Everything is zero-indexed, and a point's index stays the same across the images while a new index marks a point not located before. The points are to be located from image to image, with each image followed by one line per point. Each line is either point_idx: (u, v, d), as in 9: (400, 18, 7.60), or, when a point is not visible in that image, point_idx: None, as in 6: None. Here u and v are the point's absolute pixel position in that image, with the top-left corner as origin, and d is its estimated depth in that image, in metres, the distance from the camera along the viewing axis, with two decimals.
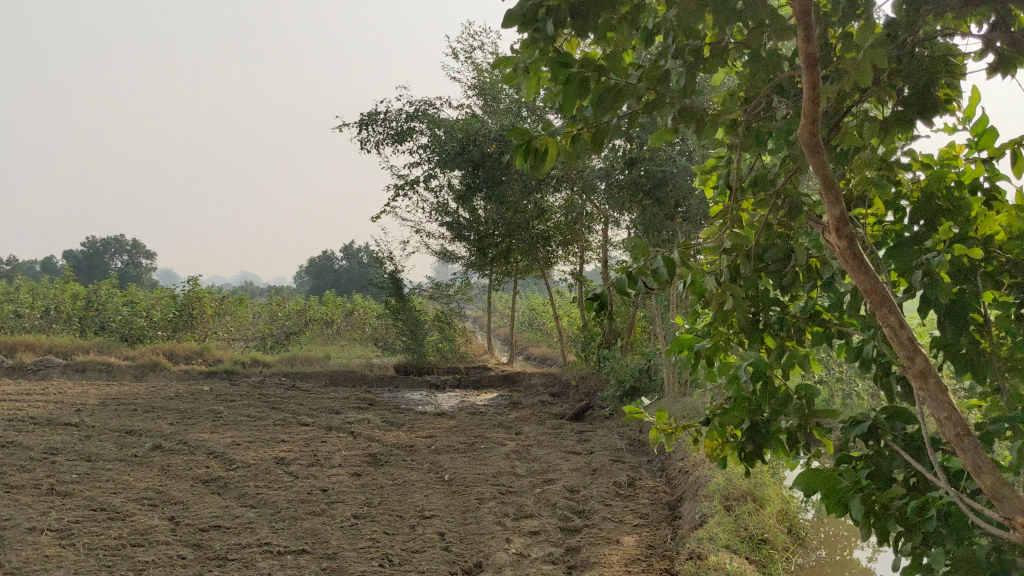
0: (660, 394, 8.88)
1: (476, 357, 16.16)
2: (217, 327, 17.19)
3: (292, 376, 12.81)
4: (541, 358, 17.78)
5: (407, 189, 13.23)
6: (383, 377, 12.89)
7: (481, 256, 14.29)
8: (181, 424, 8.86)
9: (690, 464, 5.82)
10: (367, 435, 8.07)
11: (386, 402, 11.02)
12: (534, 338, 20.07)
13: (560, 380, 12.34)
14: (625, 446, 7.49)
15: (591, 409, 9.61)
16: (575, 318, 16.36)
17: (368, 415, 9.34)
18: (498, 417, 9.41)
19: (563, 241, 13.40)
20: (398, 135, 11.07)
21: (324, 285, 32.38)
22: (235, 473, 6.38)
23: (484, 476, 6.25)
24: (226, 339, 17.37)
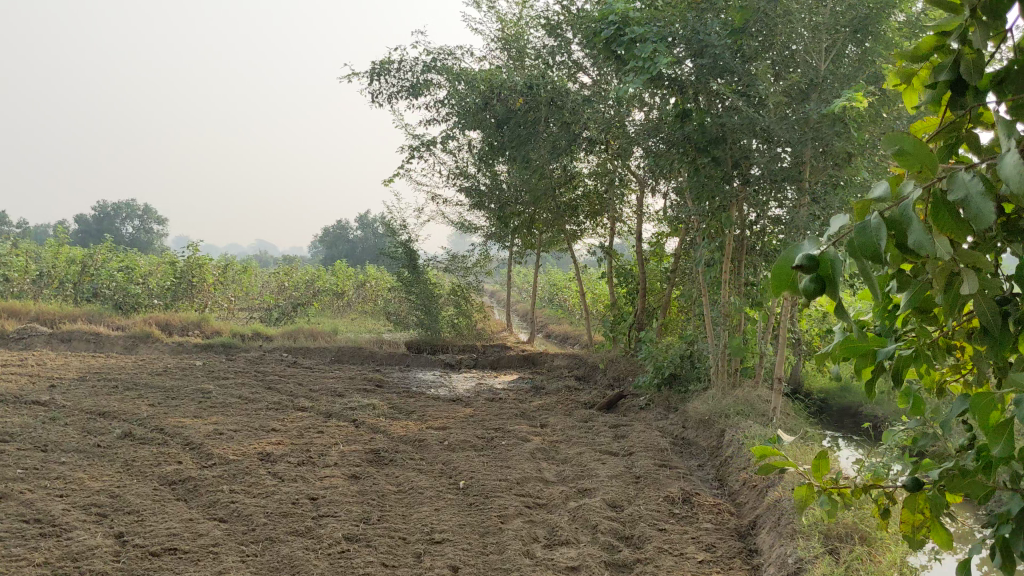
0: (705, 384, 7.81)
1: (494, 335, 15.13)
2: (219, 296, 16.20)
3: (295, 351, 11.81)
4: (564, 336, 16.74)
5: (423, 150, 12.15)
6: (393, 354, 11.88)
7: (502, 227, 13.23)
8: (162, 405, 7.85)
9: (761, 480, 4.76)
10: (371, 425, 7.05)
11: (395, 384, 9.99)
12: (555, 316, 19.00)
13: (586, 364, 11.28)
14: (669, 446, 6.44)
15: (624, 399, 8.56)
16: (601, 295, 15.28)
17: (373, 400, 8.31)
18: (519, 406, 8.37)
19: (592, 211, 12.31)
20: (414, 88, 9.98)
21: (337, 255, 31.48)
22: (209, 473, 5.34)
23: (506, 485, 5.21)
24: (229, 309, 16.38)
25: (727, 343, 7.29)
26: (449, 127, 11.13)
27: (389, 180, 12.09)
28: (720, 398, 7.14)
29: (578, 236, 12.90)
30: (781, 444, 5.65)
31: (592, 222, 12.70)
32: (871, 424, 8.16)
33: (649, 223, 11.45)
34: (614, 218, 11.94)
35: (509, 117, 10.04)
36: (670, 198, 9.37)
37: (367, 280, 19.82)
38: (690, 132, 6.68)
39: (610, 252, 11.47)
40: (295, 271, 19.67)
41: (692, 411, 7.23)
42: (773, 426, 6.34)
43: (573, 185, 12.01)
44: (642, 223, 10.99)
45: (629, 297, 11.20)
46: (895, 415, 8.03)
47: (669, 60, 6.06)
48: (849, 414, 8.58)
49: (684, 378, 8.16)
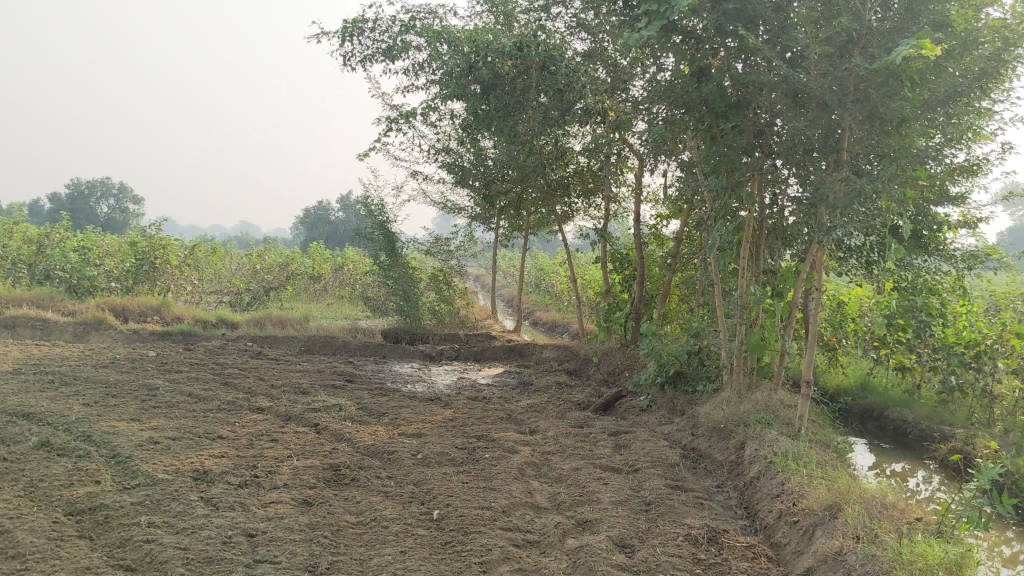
0: (716, 385, 6.91)
1: (479, 322, 14.21)
2: (184, 280, 15.18)
3: (261, 341, 10.83)
4: (552, 324, 15.87)
5: (402, 122, 11.17)
6: (368, 345, 10.92)
7: (488, 206, 12.28)
8: (98, 405, 6.88)
9: (805, 518, 3.83)
10: (335, 433, 6.10)
11: (369, 379, 9.05)
12: (542, 302, 18.11)
13: (579, 356, 10.37)
14: (681, 462, 5.53)
15: (623, 399, 7.65)
16: (593, 281, 14.39)
17: (341, 398, 7.37)
18: (505, 406, 7.45)
19: (585, 191, 11.38)
20: (390, 50, 9.01)
21: (318, 237, 30.49)
22: (129, 497, 4.38)
23: (489, 515, 4.27)
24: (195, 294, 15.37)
25: (744, 339, 6.37)
26: (430, 98, 10.16)
27: (364, 156, 11.09)
28: (736, 403, 6.23)
29: (568, 218, 11.97)
30: (818, 465, 4.73)
31: (585, 202, 11.77)
32: (898, 429, 7.28)
33: (648, 203, 10.53)
34: (608, 197, 11.02)
35: (495, 85, 9.05)
36: (675, 174, 8.44)
37: (345, 263, 18.86)
38: (708, 96, 5.72)
39: (604, 234, 10.53)
40: (269, 252, 18.69)
41: (704, 416, 6.33)
42: (803, 439, 5.44)
43: (565, 161, 11.06)
44: (640, 203, 10.07)
45: (625, 285, 10.29)
46: (928, 420, 7.15)
47: (688, 8, 5.08)
48: (872, 416, 7.71)
49: (691, 378, 7.25)
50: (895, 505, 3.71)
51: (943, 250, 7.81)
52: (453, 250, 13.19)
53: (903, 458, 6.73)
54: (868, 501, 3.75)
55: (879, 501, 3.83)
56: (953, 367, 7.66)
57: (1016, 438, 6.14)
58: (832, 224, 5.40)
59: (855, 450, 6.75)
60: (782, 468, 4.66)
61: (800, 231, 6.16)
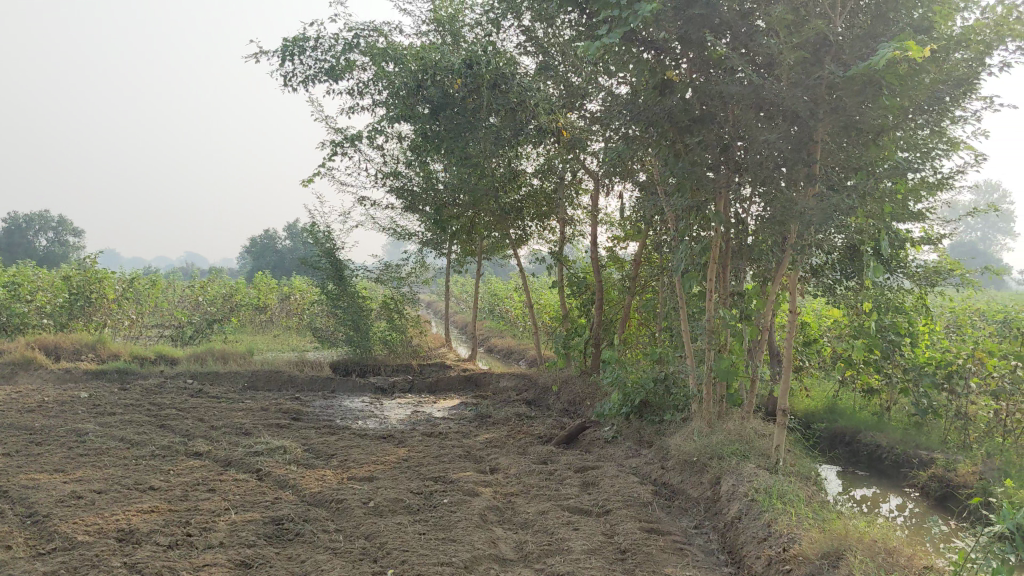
0: (685, 415, 6.55)
1: (432, 351, 13.77)
2: (123, 315, 14.53)
3: (202, 377, 10.27)
4: (508, 351, 15.48)
5: (347, 146, 10.74)
6: (316, 379, 10.42)
7: (439, 231, 11.87)
8: (20, 455, 6.32)
9: (799, 569, 3.45)
10: (278, 480, 5.61)
11: (317, 415, 8.56)
12: (496, 328, 17.70)
13: (537, 385, 9.96)
14: (654, 500, 5.14)
15: (587, 431, 7.26)
16: (549, 306, 14.03)
17: (287, 439, 6.89)
18: (462, 442, 7.02)
19: (539, 213, 11.04)
20: (334, 69, 8.60)
21: (265, 267, 29.83)
22: (42, 565, 3.87)
23: (450, 572, 3.83)
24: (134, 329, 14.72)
25: (714, 366, 6.01)
26: (377, 121, 9.75)
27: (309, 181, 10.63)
28: (708, 434, 5.87)
29: (522, 242, 11.62)
30: (805, 502, 4.38)
31: (539, 225, 11.41)
32: (873, 455, 6.98)
33: (605, 224, 10.21)
34: (563, 220, 10.68)
35: (443, 104, 8.66)
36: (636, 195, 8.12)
37: (293, 293, 18.30)
38: (671, 109, 5.38)
39: (560, 258, 10.17)
40: (213, 284, 18.07)
41: (674, 449, 5.96)
42: (782, 472, 5.09)
43: (518, 183, 10.72)
44: (596, 225, 9.73)
45: (583, 309, 9.93)
46: (904, 445, 6.85)
47: (650, 14, 4.75)
48: (844, 442, 7.41)
49: (658, 407, 6.88)
50: (900, 551, 3.36)
51: (911, 266, 7.55)
52: (404, 277, 12.76)
53: (881, 486, 6.42)
54: (868, 550, 3.39)
55: (879, 547, 3.47)
56: (925, 387, 7.38)
57: (1000, 462, 5.84)
58: (807, 242, 5.07)
59: (831, 479, 6.43)
60: (766, 508, 4.30)
61: (770, 250, 5.84)
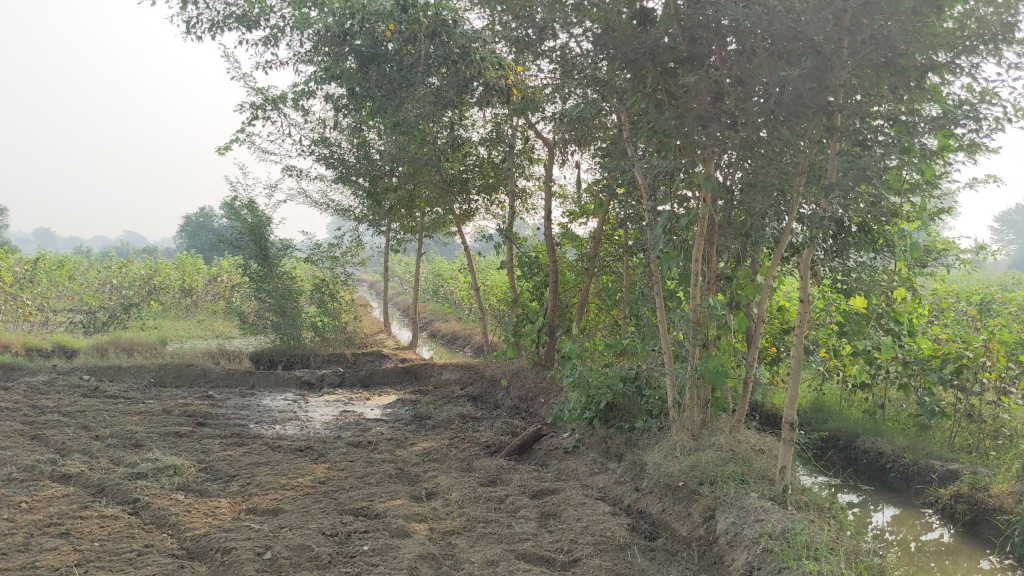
0: (661, 422, 5.49)
1: (369, 337, 12.61)
2: (24, 300, 13.10)
3: (100, 372, 8.98)
4: (453, 336, 14.40)
5: (269, 109, 9.46)
6: (233, 374, 9.19)
7: (375, 206, 10.69)
8: None
9: None
10: (158, 517, 4.44)
11: (228, 419, 7.36)
12: (442, 312, 16.59)
13: (483, 379, 8.86)
14: (632, 540, 4.08)
15: (543, 438, 6.18)
16: (496, 288, 12.91)
17: (182, 455, 5.71)
18: (396, 454, 5.89)
19: (487, 185, 9.93)
20: (245, 14, 7.34)
21: (197, 246, 28.34)
22: None
23: None
24: (38, 316, 13.31)
25: (700, 365, 4.95)
26: (300, 80, 8.51)
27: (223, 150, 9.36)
28: (693, 449, 4.82)
29: (467, 218, 10.48)
30: (836, 554, 3.35)
31: (486, 199, 10.29)
32: (875, 464, 6.01)
33: (559, 198, 9.13)
34: (513, 192, 9.58)
35: (374, 56, 7.46)
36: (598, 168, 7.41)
37: (220, 274, 16.96)
38: (653, 45, 4.28)
39: (509, 235, 9.06)
40: (132, 265, 16.65)
41: (652, 468, 4.90)
42: (792, 504, 4.07)
43: (462, 152, 9.58)
44: (549, 199, 8.66)
45: (535, 293, 8.83)
46: (910, 452, 5.88)
47: None
48: (838, 447, 6.43)
49: (627, 412, 5.83)
50: None
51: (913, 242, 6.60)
52: (339, 257, 11.67)
53: (893, 505, 5.44)
54: None
55: None
56: (931, 385, 6.41)
57: None
58: (825, 215, 4.02)
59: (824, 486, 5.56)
60: (788, 564, 3.27)
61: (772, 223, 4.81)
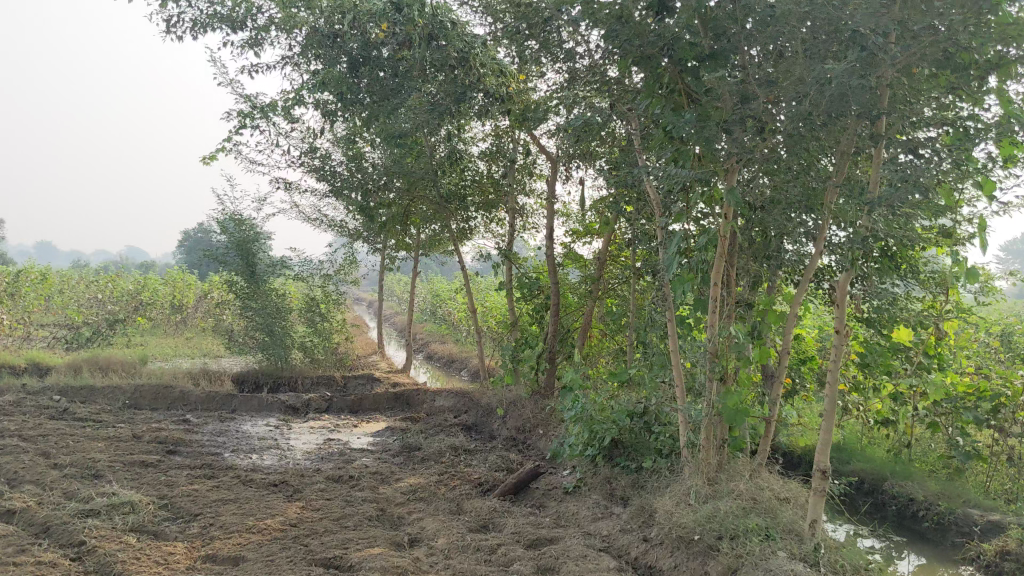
0: (671, 462, 4.96)
1: (362, 359, 12.11)
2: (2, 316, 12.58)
3: (72, 393, 8.45)
4: (450, 359, 13.91)
5: (259, 117, 8.98)
6: (214, 397, 8.67)
7: (369, 222, 10.21)
8: None
9: None
10: (103, 565, 3.91)
11: (202, 447, 6.82)
12: (438, 333, 16.11)
13: (478, 407, 8.34)
14: None
15: (540, 476, 5.65)
16: (495, 310, 12.42)
17: (143, 490, 5.17)
18: (380, 491, 5.36)
19: (486, 202, 9.45)
20: (231, 14, 6.86)
21: (192, 262, 27.88)
22: None
23: None
24: (16, 333, 12.78)
25: (718, 401, 4.44)
26: (291, 88, 8.03)
27: (209, 159, 8.87)
28: (709, 496, 4.30)
29: (464, 236, 10.00)
30: None
31: (485, 216, 9.82)
32: (905, 511, 5.48)
33: (561, 216, 8.65)
34: (514, 209, 9.11)
35: (367, 60, 6.99)
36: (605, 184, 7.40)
37: (211, 291, 16.46)
38: (673, 39, 3.78)
39: (509, 255, 8.57)
40: (119, 280, 16.14)
41: (662, 516, 4.37)
42: (825, 567, 3.56)
43: (461, 166, 9.11)
44: (552, 215, 8.16)
45: (536, 316, 8.33)
46: (945, 498, 5.36)
47: None
48: (863, 491, 5.90)
49: (634, 450, 5.31)
50: None
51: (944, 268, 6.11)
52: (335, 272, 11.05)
53: (930, 560, 4.91)
54: None
55: None
56: (965, 425, 5.89)
57: None
58: (867, 235, 3.52)
59: (848, 534, 5.08)
60: None
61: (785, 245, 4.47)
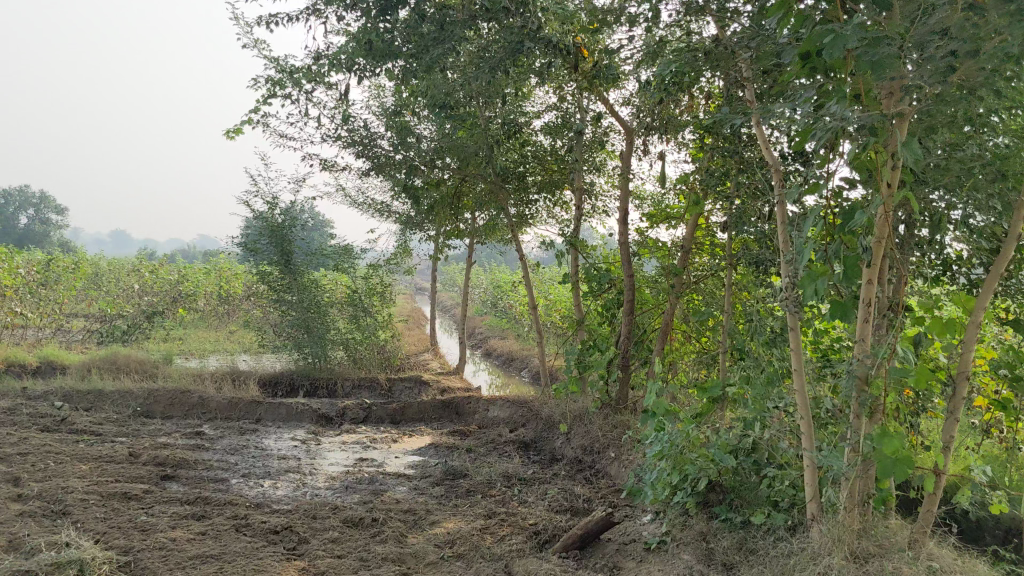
0: (792, 520, 3.68)
1: (412, 358, 11.01)
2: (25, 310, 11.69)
3: (76, 399, 7.43)
4: (509, 357, 12.77)
5: (290, 86, 7.84)
6: (237, 405, 7.59)
7: (417, 206, 9.07)
8: None
9: None
10: None
11: (207, 470, 5.71)
12: (499, 327, 14.99)
13: (539, 421, 7.13)
14: None
15: (614, 523, 4.42)
16: (559, 304, 11.21)
17: (107, 541, 4.05)
18: (408, 544, 4.18)
19: (550, 182, 8.23)
20: None
21: None
22: None
23: None
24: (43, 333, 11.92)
25: (866, 443, 3.14)
26: (323, 55, 6.84)
27: (234, 133, 7.78)
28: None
29: (524, 221, 8.79)
30: None
31: (548, 198, 8.60)
32: None
33: (637, 198, 7.38)
34: (581, 190, 7.89)
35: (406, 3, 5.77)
36: (692, 160, 6.46)
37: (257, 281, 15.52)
38: None
39: (575, 242, 7.33)
40: (162, 268, 15.27)
41: None
42: None
43: (521, 141, 7.91)
44: (626, 196, 6.91)
45: (606, 314, 7.09)
46: None
47: None
48: None
49: (736, 496, 4.03)
50: None
51: None
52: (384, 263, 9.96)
53: None
54: None
55: None
56: None
57: None
58: None
59: None
60: None
61: (944, 231, 3.24)
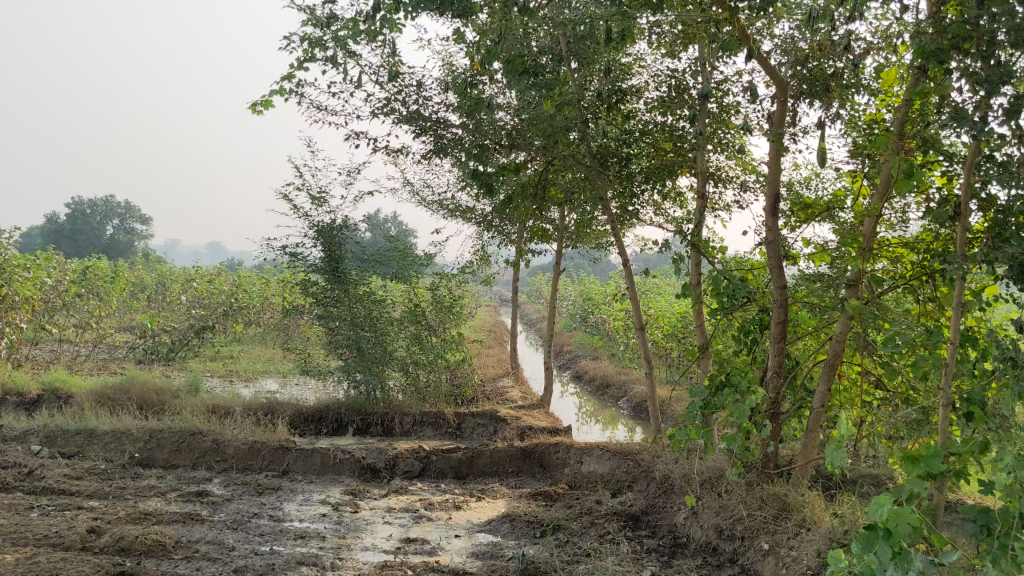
0: None
1: (489, 386, 9.30)
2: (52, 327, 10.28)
3: (61, 443, 5.88)
4: (602, 382, 10.97)
5: (337, 48, 6.14)
6: (260, 452, 5.94)
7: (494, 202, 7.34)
8: None
9: None
10: None
11: (188, 561, 4.04)
12: (592, 344, 13.22)
13: (650, 483, 5.30)
14: None
15: None
16: (667, 321, 9.35)
17: None
18: None
19: (661, 168, 6.42)
20: None
21: None
22: None
23: None
24: (73, 357, 10.53)
25: None
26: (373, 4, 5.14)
27: (261, 107, 6.14)
28: None
29: (627, 219, 6.98)
30: None
31: (659, 190, 6.79)
32: None
33: (783, 184, 5.52)
34: (704, 177, 6.06)
35: None
36: (873, 124, 4.60)
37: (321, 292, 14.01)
38: None
39: (700, 242, 5.51)
40: (218, 278, 13.86)
41: None
42: None
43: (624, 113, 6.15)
44: (774, 178, 5.03)
45: (744, 339, 5.23)
46: None
47: None
48: None
49: None
50: None
51: None
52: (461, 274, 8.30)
53: None
54: None
55: None
56: None
57: None
58: None
59: None
60: None
61: None
